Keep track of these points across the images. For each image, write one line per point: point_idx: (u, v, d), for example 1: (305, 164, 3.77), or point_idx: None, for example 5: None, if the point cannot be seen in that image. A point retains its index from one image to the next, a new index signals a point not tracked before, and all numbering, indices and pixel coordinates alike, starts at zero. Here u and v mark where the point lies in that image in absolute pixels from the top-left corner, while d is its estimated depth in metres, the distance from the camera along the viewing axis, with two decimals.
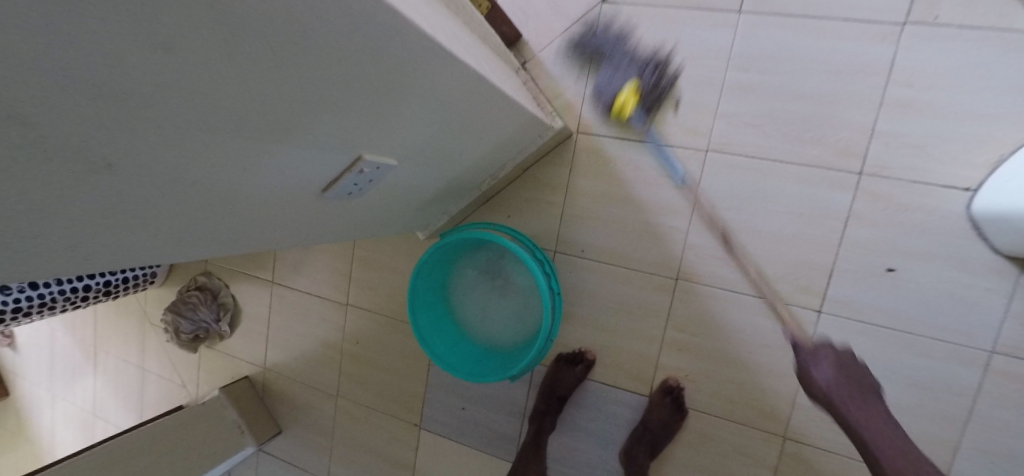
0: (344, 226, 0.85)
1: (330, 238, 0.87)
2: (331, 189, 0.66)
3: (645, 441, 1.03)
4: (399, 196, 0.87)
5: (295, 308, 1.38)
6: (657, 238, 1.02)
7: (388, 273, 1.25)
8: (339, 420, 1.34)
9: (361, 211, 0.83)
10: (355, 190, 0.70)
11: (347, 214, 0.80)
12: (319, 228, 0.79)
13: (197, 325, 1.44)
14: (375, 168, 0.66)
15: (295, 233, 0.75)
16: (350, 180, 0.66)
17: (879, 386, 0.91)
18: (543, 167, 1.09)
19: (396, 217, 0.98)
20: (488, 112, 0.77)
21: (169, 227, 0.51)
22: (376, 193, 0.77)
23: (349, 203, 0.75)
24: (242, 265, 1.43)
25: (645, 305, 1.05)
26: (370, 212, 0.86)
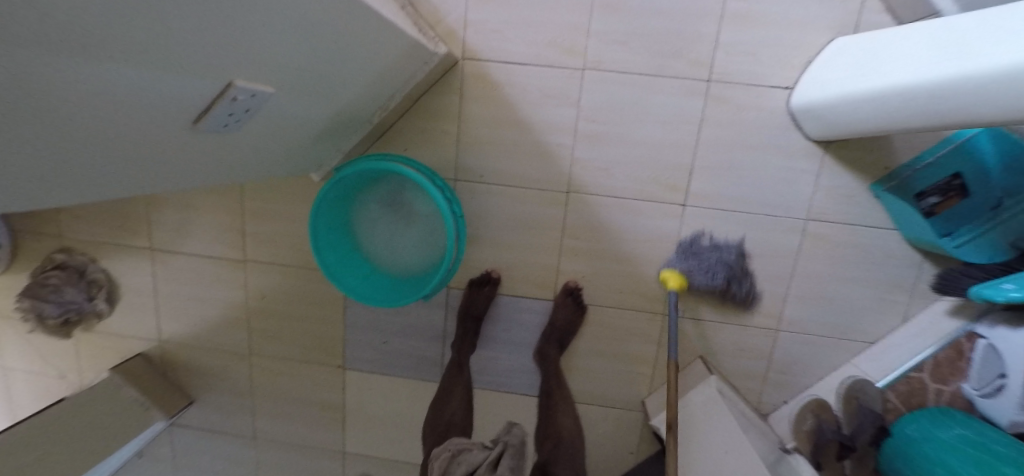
0: (224, 162, 0.82)
1: (210, 177, 0.83)
2: (204, 120, 0.63)
3: (555, 338, 1.16)
4: (280, 129, 0.82)
5: (184, 273, 1.28)
6: (546, 156, 1.10)
7: (285, 221, 1.21)
8: (257, 378, 1.31)
9: (241, 146, 0.80)
10: (231, 121, 0.67)
11: (225, 149, 0.77)
12: (194, 165, 0.76)
13: (66, 307, 1.28)
14: (251, 97, 0.63)
15: (167, 170, 0.71)
16: (225, 110, 0.63)
17: (731, 260, 1.11)
18: (433, 96, 1.10)
19: (281, 155, 0.93)
20: (366, 37, 0.76)
21: (16, 165, 0.46)
22: (255, 125, 0.74)
23: (226, 136, 0.73)
24: (108, 235, 1.27)
25: (542, 219, 1.14)
26: (248, 147, 0.81)
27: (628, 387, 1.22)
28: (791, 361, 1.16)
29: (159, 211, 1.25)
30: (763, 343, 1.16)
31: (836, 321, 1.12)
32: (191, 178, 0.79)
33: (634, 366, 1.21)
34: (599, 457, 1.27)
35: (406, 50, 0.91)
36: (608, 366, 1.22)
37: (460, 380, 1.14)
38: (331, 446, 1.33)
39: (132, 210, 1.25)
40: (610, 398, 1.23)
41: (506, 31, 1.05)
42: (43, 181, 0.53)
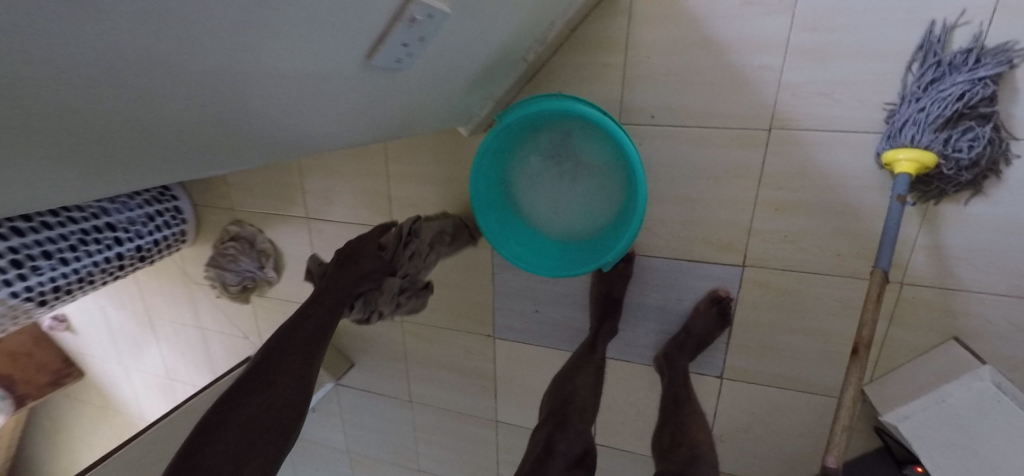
0: (380, 111, 0.72)
1: (362, 128, 0.75)
2: (377, 53, 0.53)
3: (689, 344, 1.00)
4: (439, 71, 0.71)
5: (338, 240, 1.29)
6: (742, 85, 0.86)
7: (430, 184, 1.13)
8: (410, 344, 1.31)
9: (397, 93, 0.69)
10: (404, 55, 0.57)
11: (382, 96, 0.67)
12: (350, 116, 0.67)
13: (243, 275, 1.38)
14: (426, 20, 0.53)
15: (323, 120, 0.63)
16: (400, 36, 0.53)
17: (1022, 206, 0.80)
18: (593, 22, 0.91)
19: (435, 105, 0.83)
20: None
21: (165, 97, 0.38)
22: (415, 62, 0.63)
23: (386, 78, 0.62)
24: (271, 205, 1.33)
25: (732, 166, 0.92)
26: (405, 93, 0.71)
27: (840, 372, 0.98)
28: None
29: (312, 180, 1.25)
30: None
31: None
32: (344, 130, 0.71)
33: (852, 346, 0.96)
34: (794, 450, 1.06)
35: None
36: (813, 345, 0.98)
37: (592, 364, 1.01)
38: (484, 414, 1.29)
39: (289, 180, 1.28)
40: (813, 383, 1.00)
41: None
42: (203, 122, 0.46)
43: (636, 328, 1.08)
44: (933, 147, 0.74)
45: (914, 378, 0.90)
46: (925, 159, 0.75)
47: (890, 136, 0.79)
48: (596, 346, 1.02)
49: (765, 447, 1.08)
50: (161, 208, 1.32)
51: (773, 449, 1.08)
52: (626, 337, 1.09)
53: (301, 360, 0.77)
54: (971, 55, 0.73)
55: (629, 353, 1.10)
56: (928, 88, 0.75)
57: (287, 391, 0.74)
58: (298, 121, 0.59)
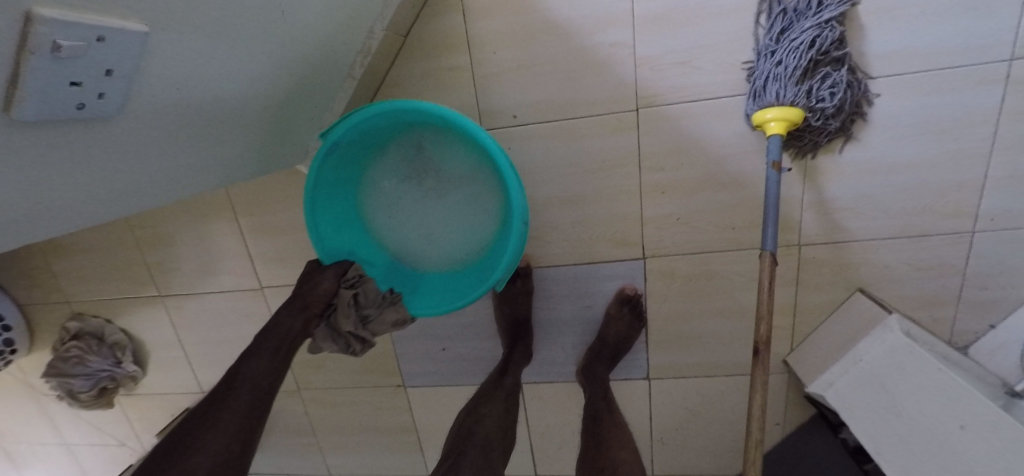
0: (156, 168, 0.55)
1: (146, 195, 0.57)
2: (25, 108, 0.34)
3: (606, 353, 0.92)
4: (204, 108, 0.54)
5: (203, 315, 1.10)
6: (598, 66, 0.79)
7: (292, 232, 0.98)
8: (314, 414, 1.14)
9: (168, 140, 0.53)
10: (88, 97, 0.39)
11: (140, 149, 0.50)
12: (104, 183, 0.50)
13: (97, 378, 1.13)
14: (95, 42, 0.35)
15: (56, 201, 0.46)
16: (60, 73, 0.35)
17: (892, 145, 0.78)
18: (426, 22, 0.80)
19: (235, 151, 0.66)
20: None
21: None
22: (156, 97, 0.46)
23: (119, 127, 0.45)
24: (113, 289, 1.11)
25: (608, 156, 0.84)
26: (167, 146, 0.54)
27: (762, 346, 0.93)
28: (997, 268, 0.82)
29: (155, 251, 1.06)
30: (950, 251, 0.82)
31: None
32: (112, 202, 0.53)
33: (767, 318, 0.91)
34: (736, 435, 1.01)
35: None
36: (731, 325, 0.93)
37: (502, 392, 0.86)
38: (414, 471, 1.15)
39: (128, 256, 1.07)
40: (740, 364, 0.95)
41: None
42: None
43: (550, 346, 0.98)
44: (798, 101, 0.70)
45: (831, 339, 0.86)
46: (792, 116, 0.70)
47: (755, 96, 0.74)
48: (507, 369, 0.90)
49: (708, 439, 1.02)
50: None
51: (717, 439, 1.02)
52: (542, 357, 0.99)
53: (252, 403, 0.61)
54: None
55: (550, 373, 1.00)
56: (781, 38, 0.72)
57: (253, 396, 0.61)
58: None
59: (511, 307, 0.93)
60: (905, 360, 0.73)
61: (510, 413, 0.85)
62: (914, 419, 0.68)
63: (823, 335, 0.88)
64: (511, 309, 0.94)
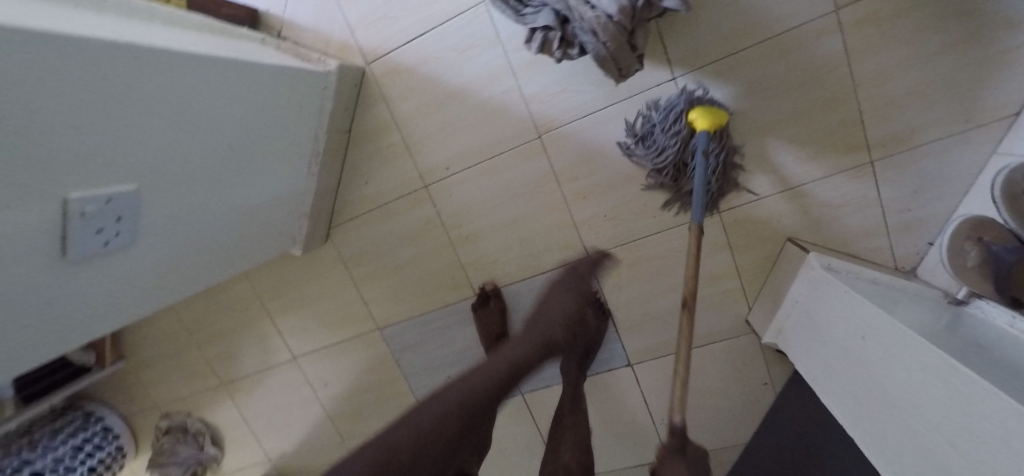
0: (162, 274, 0.74)
1: (156, 294, 0.76)
2: (70, 247, 0.54)
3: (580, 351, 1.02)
4: (193, 228, 0.75)
5: (254, 392, 1.29)
6: (498, 113, 0.97)
7: (309, 305, 1.18)
8: None
9: (168, 253, 0.73)
10: (110, 237, 0.59)
11: (148, 264, 0.70)
12: (124, 292, 0.69)
13: (187, 464, 1.34)
14: (105, 203, 0.56)
15: (94, 313, 0.65)
16: (89, 225, 0.55)
17: (764, 106, 0.88)
18: (361, 117, 1.03)
19: (229, 246, 0.86)
20: (222, 86, 0.69)
21: None
22: (154, 230, 0.67)
23: (132, 250, 0.65)
24: (183, 381, 1.34)
25: (530, 179, 1.00)
26: (176, 254, 0.75)
27: (722, 311, 1.00)
28: (913, 188, 0.86)
29: (211, 348, 1.28)
30: (859, 186, 0.87)
31: (941, 113, 0.82)
32: (132, 306, 0.73)
33: (717, 283, 0.99)
34: (730, 402, 1.05)
35: (282, 80, 0.81)
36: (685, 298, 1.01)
37: None
38: None
39: (190, 355, 1.30)
40: (709, 332, 1.02)
41: (392, 10, 0.96)
42: None
43: None
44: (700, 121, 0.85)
45: (774, 288, 0.92)
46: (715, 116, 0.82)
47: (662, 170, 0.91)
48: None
49: (706, 410, 1.07)
50: (90, 433, 1.31)
51: (715, 409, 1.06)
52: (533, 364, 1.11)
53: None
54: (646, 115, 0.91)
55: (544, 377, 1.11)
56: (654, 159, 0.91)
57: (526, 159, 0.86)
58: (66, 323, 0.61)
59: (490, 326, 1.05)
60: (825, 289, 0.79)
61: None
62: (834, 341, 0.74)
63: (770, 287, 0.94)
64: (489, 328, 1.05)
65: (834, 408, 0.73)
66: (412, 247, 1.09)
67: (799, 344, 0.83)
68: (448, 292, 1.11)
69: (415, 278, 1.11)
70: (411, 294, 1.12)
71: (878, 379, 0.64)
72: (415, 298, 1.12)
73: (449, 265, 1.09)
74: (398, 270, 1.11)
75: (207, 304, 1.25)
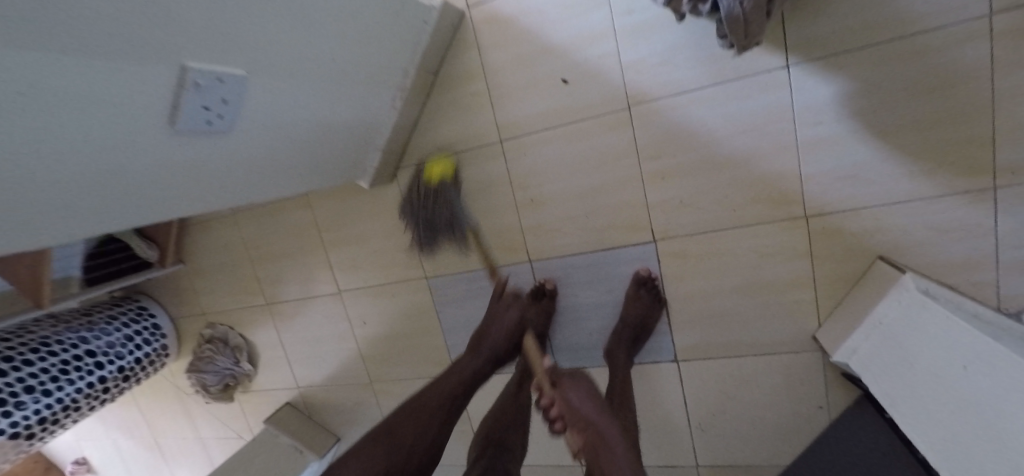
0: (247, 171, 0.79)
1: (241, 189, 0.81)
2: (180, 117, 0.58)
3: (628, 336, 0.98)
4: (283, 132, 0.78)
5: (295, 319, 1.32)
6: (590, 76, 0.94)
7: (363, 243, 1.19)
8: (384, 404, 1.28)
9: (255, 152, 0.76)
10: (214, 117, 0.62)
11: (237, 156, 0.74)
12: (213, 177, 0.74)
13: (223, 375, 1.41)
14: (216, 81, 0.58)
15: (181, 186, 0.70)
16: (198, 99, 0.58)
17: (882, 110, 0.80)
18: (451, 61, 1.02)
19: (309, 161, 0.89)
20: None
21: None
22: (250, 123, 0.70)
23: (228, 137, 0.68)
24: (232, 296, 1.39)
25: (608, 151, 0.97)
26: (263, 155, 0.78)
27: (787, 323, 0.94)
28: None
29: (262, 268, 1.32)
30: (976, 211, 0.79)
31: None
32: (218, 193, 0.78)
33: (789, 293, 0.92)
34: (777, 421, 0.99)
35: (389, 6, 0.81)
36: (751, 302, 0.95)
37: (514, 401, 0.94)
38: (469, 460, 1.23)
39: (243, 271, 1.35)
40: (769, 342, 0.96)
41: None
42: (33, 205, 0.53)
43: (579, 330, 1.07)
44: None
45: (855, 308, 0.85)
46: None
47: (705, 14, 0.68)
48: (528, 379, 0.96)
49: (750, 424, 1.01)
50: (140, 327, 1.39)
51: (757, 423, 1.01)
52: (574, 341, 1.08)
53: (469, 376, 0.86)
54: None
55: (583, 357, 1.08)
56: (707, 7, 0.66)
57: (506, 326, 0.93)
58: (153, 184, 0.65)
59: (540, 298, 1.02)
60: (922, 316, 0.73)
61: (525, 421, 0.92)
62: (927, 368, 0.69)
63: (849, 305, 0.87)
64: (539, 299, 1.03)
65: (914, 435, 0.67)
66: (475, 201, 1.08)
67: (876, 367, 0.77)
68: (504, 252, 1.09)
69: (473, 232, 1.10)
70: (464, 249, 1.11)
71: (977, 408, 0.59)
72: (469, 254, 1.11)
73: (508, 226, 1.07)
74: None
75: (266, 225, 1.28)
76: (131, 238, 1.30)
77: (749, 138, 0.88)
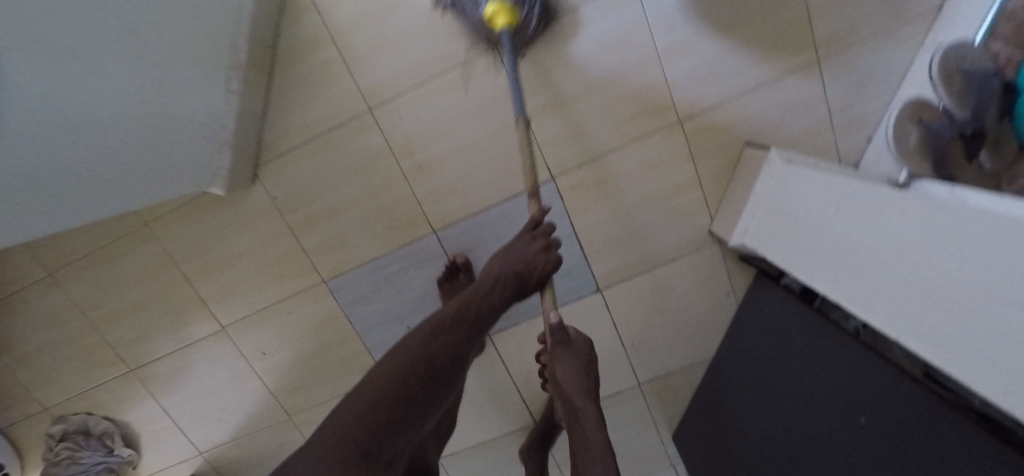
0: (35, 178, 0.60)
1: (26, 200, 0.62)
2: None
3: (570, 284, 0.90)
4: (79, 128, 0.61)
5: (174, 375, 1.10)
6: (447, 21, 0.90)
7: (236, 262, 1.02)
8: (313, 434, 1.12)
9: (44, 152, 0.58)
10: None
11: (18, 159, 0.56)
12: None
13: (94, 472, 1.11)
14: None
15: None
16: None
17: (716, 7, 0.87)
18: (291, 32, 0.92)
19: (125, 165, 0.72)
20: None
21: None
22: (24, 119, 0.53)
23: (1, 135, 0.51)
24: (78, 374, 1.11)
25: (485, 96, 0.93)
26: (53, 160, 0.60)
27: (685, 225, 1.00)
28: (856, 85, 0.89)
29: (112, 329, 1.08)
30: (808, 85, 0.90)
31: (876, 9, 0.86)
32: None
33: (681, 197, 0.98)
34: (698, 319, 1.07)
35: None
36: (652, 215, 1.00)
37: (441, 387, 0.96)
38: None
39: (86, 340, 1.09)
40: (675, 247, 1.01)
41: None
42: None
43: None
44: None
45: (737, 194, 0.93)
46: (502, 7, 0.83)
47: None
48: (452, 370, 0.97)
49: (678, 329, 1.07)
50: None
51: (683, 325, 1.07)
52: None
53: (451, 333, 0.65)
54: None
55: (512, 315, 1.05)
56: None
57: None
58: None
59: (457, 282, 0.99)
60: (793, 181, 0.80)
61: (450, 405, 0.95)
62: (808, 220, 0.77)
63: (732, 194, 0.95)
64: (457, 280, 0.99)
65: (814, 280, 0.76)
66: (357, 182, 0.98)
67: (773, 238, 0.85)
68: (403, 230, 1.00)
69: (363, 217, 0.99)
70: (359, 237, 1.00)
71: (857, 237, 0.67)
72: (365, 242, 1.00)
73: (401, 201, 0.98)
74: (343, 210, 0.99)
75: (102, 275, 1.05)
76: None
77: (615, 57, 0.90)
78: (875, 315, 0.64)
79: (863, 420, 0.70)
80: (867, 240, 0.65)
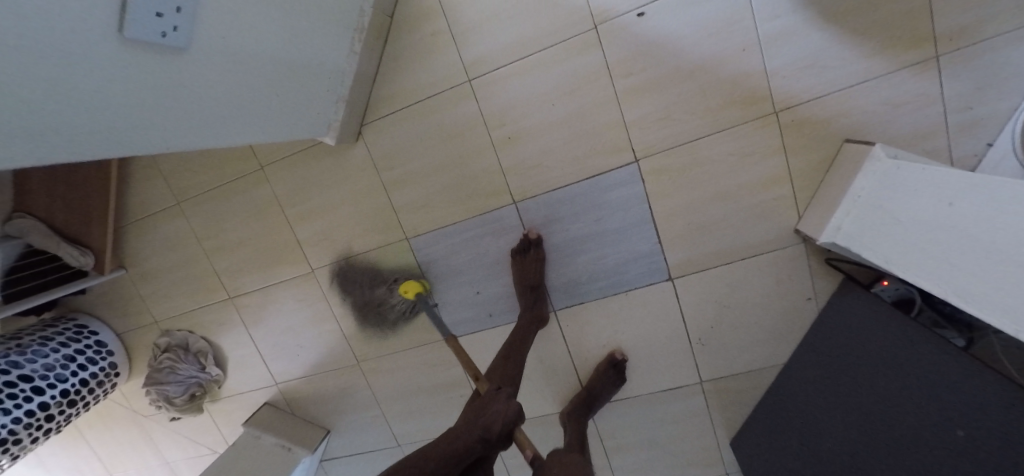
0: (222, 105, 0.69)
1: (225, 133, 0.72)
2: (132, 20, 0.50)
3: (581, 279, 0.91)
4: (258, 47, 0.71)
5: (264, 309, 1.23)
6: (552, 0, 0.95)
7: (332, 211, 1.12)
8: (376, 383, 1.20)
9: (223, 76, 0.67)
10: (168, 29, 0.54)
11: (206, 82, 0.65)
12: (188, 112, 0.64)
13: (188, 384, 1.28)
14: None
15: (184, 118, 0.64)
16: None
17: None
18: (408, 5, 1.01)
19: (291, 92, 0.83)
20: None
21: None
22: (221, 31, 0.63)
23: (182, 59, 0.59)
24: (188, 297, 1.28)
25: (579, 74, 0.96)
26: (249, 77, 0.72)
27: (768, 221, 0.97)
28: (980, 86, 0.83)
29: (220, 259, 1.22)
30: (923, 83, 0.85)
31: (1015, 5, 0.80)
32: (202, 138, 0.68)
33: (768, 191, 0.96)
34: (771, 321, 1.03)
35: None
36: (734, 207, 0.98)
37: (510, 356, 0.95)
38: None
39: (199, 266, 1.24)
40: (755, 243, 0.99)
41: None
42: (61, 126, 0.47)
43: (574, 264, 1.06)
44: None
45: (831, 192, 0.89)
46: None
47: None
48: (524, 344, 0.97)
49: (748, 329, 1.04)
50: (82, 346, 1.26)
51: (754, 326, 1.04)
52: (569, 278, 1.07)
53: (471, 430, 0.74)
54: None
55: (578, 292, 1.08)
56: None
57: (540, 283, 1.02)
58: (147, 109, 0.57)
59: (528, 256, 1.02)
60: (898, 177, 0.76)
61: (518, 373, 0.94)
62: (914, 214, 0.72)
63: (824, 192, 0.91)
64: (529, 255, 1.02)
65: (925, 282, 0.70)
66: (448, 148, 1.04)
67: (870, 233, 0.80)
68: (485, 197, 1.05)
69: (450, 180, 1.06)
70: (443, 200, 1.07)
71: (964, 227, 0.64)
72: (449, 205, 1.07)
73: (487, 168, 1.04)
74: (432, 172, 1.06)
75: (219, 211, 1.19)
76: (56, 245, 1.19)
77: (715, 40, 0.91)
78: (976, 304, 0.62)
79: (960, 431, 0.69)
80: (973, 230, 0.63)
